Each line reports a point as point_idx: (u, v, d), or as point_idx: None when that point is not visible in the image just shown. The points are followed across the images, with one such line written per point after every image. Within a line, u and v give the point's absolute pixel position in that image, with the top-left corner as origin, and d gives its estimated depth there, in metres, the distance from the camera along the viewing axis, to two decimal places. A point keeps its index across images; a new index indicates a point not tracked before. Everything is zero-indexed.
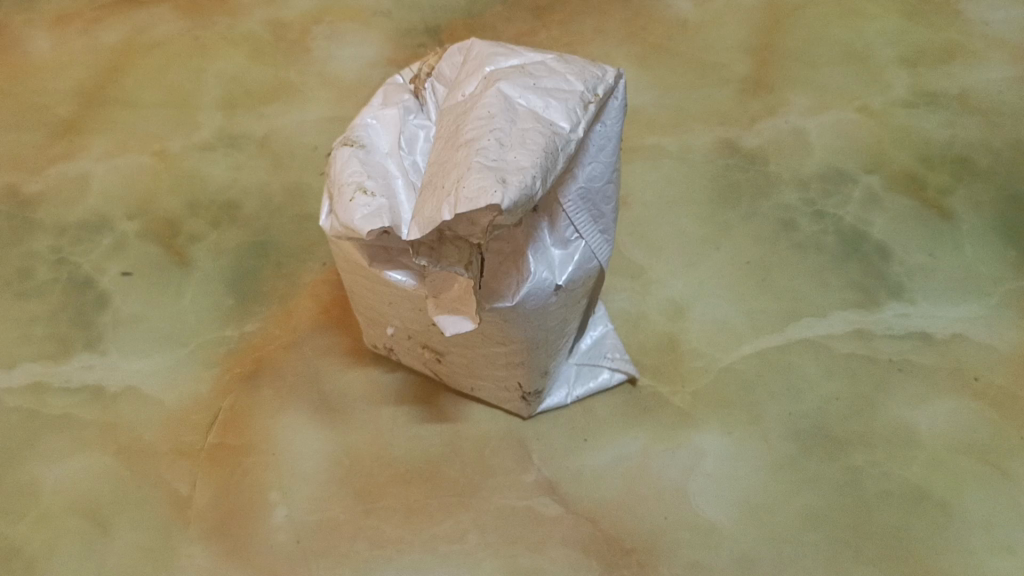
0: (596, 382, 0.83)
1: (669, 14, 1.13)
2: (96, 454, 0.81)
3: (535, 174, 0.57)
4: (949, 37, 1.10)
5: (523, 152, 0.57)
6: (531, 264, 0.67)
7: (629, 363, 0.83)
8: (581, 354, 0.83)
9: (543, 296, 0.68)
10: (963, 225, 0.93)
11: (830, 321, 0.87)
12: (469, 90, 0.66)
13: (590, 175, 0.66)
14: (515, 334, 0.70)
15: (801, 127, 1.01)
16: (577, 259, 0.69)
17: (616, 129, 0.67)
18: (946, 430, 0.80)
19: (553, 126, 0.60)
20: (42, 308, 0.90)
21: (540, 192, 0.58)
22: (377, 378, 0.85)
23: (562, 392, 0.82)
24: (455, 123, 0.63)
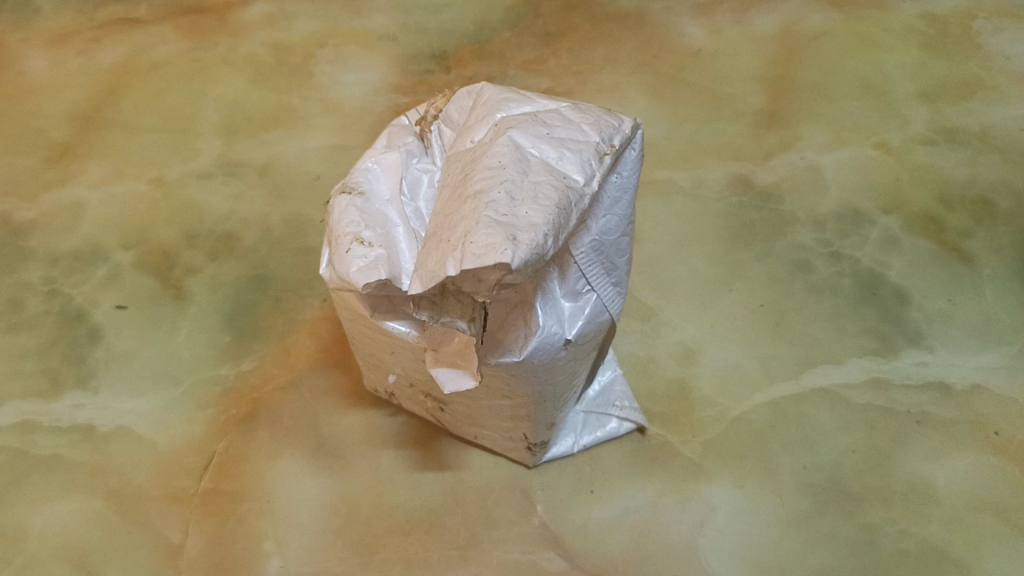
0: (604, 430, 0.80)
1: (682, 43, 1.10)
2: (85, 498, 0.78)
3: (547, 232, 0.53)
4: (969, 71, 1.07)
5: (534, 208, 0.54)
6: (540, 317, 0.64)
7: (638, 412, 0.80)
8: (589, 402, 0.80)
9: (552, 351, 0.65)
10: (983, 270, 0.91)
11: (846, 369, 0.84)
12: (477, 136, 0.63)
13: (604, 228, 0.65)
14: (522, 387, 0.67)
15: (817, 163, 0.99)
16: (588, 312, 0.66)
17: (633, 180, 0.65)
18: (966, 487, 0.77)
19: (566, 179, 0.57)
20: (32, 342, 0.87)
21: (551, 249, 0.54)
22: (378, 422, 0.82)
23: (568, 441, 0.79)
24: (461, 171, 0.60)
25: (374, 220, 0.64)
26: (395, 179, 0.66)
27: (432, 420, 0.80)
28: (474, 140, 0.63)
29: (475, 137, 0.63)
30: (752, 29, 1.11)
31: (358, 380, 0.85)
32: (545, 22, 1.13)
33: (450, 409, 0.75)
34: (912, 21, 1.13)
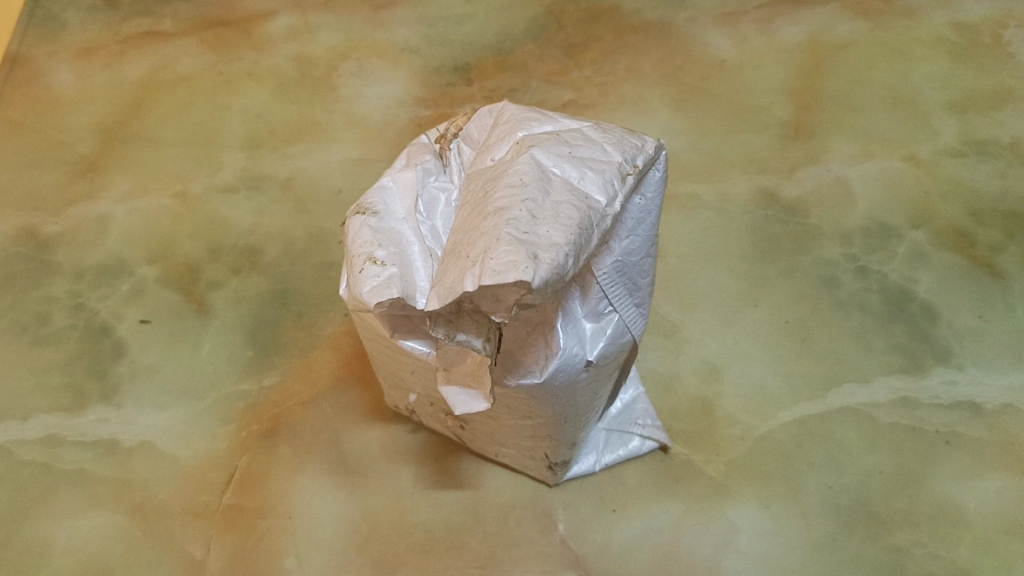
0: (627, 449, 0.79)
1: (706, 54, 1.09)
2: (108, 513, 0.78)
3: (568, 252, 0.52)
4: (1000, 81, 1.05)
5: (555, 227, 0.53)
6: (562, 336, 0.63)
7: (661, 431, 0.80)
8: (610, 420, 0.80)
9: (573, 372, 0.64)
10: (1014, 286, 0.89)
11: (873, 389, 0.83)
12: (497, 154, 0.63)
13: (627, 248, 0.64)
14: (543, 407, 0.67)
15: (843, 176, 0.97)
16: (609, 333, 0.65)
17: (656, 202, 0.65)
18: (996, 510, 0.76)
19: (589, 199, 0.56)
20: (58, 356, 0.88)
21: (572, 269, 0.53)
22: (399, 437, 0.82)
23: (589, 459, 0.78)
24: (481, 188, 0.59)
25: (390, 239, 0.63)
26: (412, 197, 0.66)
27: (453, 438, 0.80)
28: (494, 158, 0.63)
29: (495, 156, 0.62)
30: (777, 39, 1.10)
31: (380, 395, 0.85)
32: (568, 33, 1.12)
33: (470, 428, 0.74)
34: (942, 30, 1.11)
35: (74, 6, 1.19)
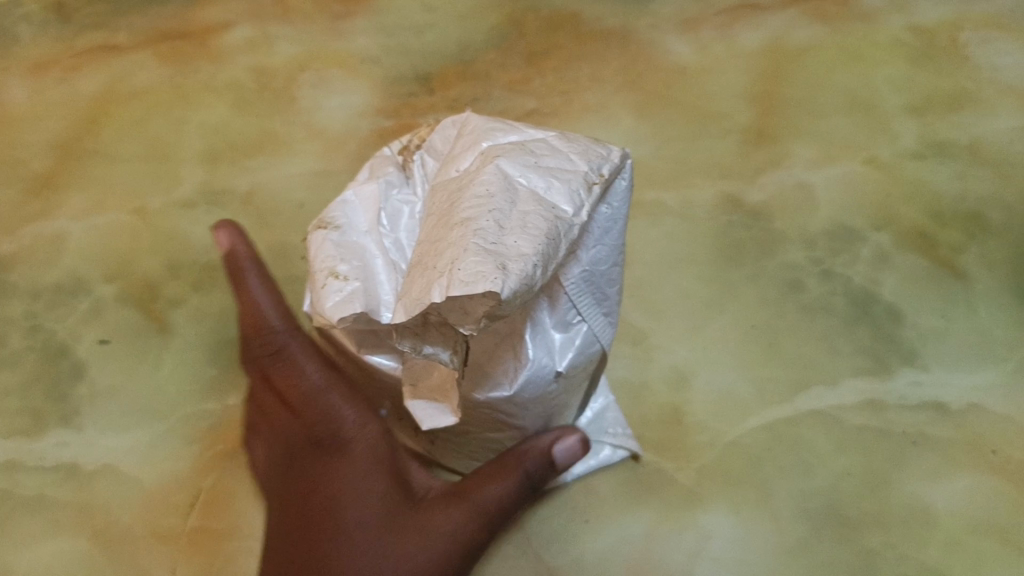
0: (600, 458, 0.79)
1: (669, 61, 1.09)
2: (71, 539, 0.78)
3: (537, 262, 0.52)
4: (957, 83, 1.06)
5: (523, 236, 0.53)
6: (528, 356, 0.63)
7: (632, 439, 0.80)
8: (581, 430, 0.80)
9: (542, 383, 0.65)
10: (976, 286, 0.90)
11: (841, 392, 0.83)
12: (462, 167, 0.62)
13: (595, 258, 0.63)
14: (509, 422, 0.67)
15: (806, 180, 0.98)
16: (578, 344, 0.65)
17: (623, 211, 0.63)
18: (962, 510, 0.77)
19: (555, 209, 0.56)
20: (14, 379, 0.86)
21: (540, 279, 0.53)
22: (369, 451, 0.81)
23: (561, 469, 0.78)
24: (446, 200, 0.59)
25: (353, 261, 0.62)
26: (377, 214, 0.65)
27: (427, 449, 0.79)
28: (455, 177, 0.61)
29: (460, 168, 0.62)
30: (738, 44, 1.09)
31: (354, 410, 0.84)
32: (530, 40, 1.11)
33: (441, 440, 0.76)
34: (900, 33, 1.11)
35: (25, 19, 1.14)
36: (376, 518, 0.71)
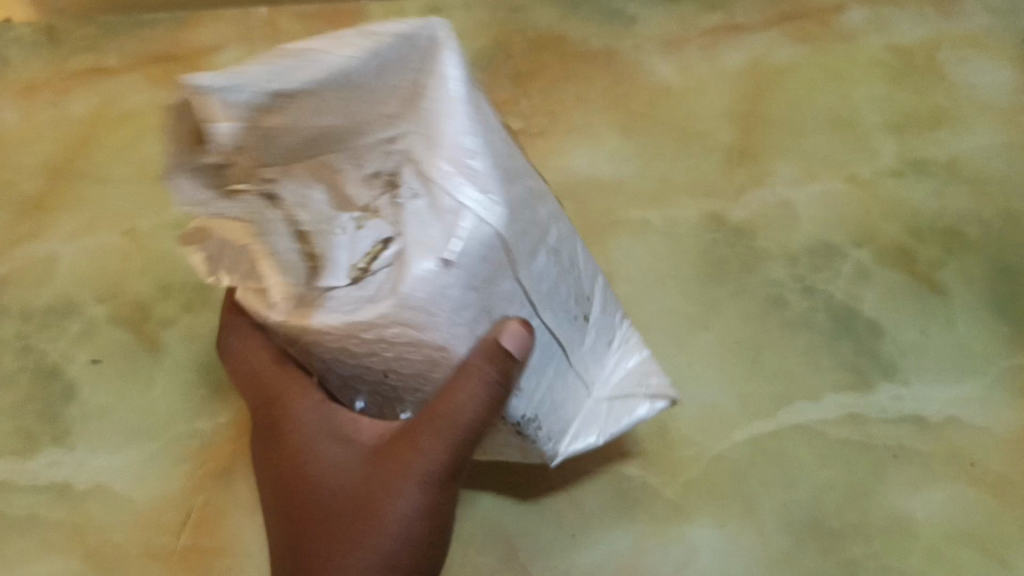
0: (637, 414, 0.72)
1: (653, 80, 1.10)
2: (64, 558, 0.78)
3: (302, 79, 0.61)
4: (936, 102, 1.08)
5: (291, 62, 0.61)
6: (452, 225, 0.57)
7: (667, 389, 0.73)
8: (611, 389, 0.73)
9: (428, 279, 0.57)
10: (955, 300, 0.92)
11: (824, 406, 0.85)
12: (392, 90, 0.62)
13: (462, 143, 0.59)
14: (467, 334, 0.60)
15: (787, 199, 0.99)
16: (463, 228, 0.56)
17: (461, 90, 0.60)
18: (942, 521, 0.79)
19: (316, 56, 0.61)
20: (7, 400, 0.87)
21: (300, 89, 0.62)
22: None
23: (590, 434, 0.71)
24: (301, 94, 0.62)
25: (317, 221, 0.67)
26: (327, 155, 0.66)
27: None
28: (399, 99, 0.62)
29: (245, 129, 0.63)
30: (720, 64, 1.11)
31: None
32: (516, 61, 1.13)
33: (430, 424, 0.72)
34: (878, 52, 1.13)
35: (17, 42, 1.15)
36: None
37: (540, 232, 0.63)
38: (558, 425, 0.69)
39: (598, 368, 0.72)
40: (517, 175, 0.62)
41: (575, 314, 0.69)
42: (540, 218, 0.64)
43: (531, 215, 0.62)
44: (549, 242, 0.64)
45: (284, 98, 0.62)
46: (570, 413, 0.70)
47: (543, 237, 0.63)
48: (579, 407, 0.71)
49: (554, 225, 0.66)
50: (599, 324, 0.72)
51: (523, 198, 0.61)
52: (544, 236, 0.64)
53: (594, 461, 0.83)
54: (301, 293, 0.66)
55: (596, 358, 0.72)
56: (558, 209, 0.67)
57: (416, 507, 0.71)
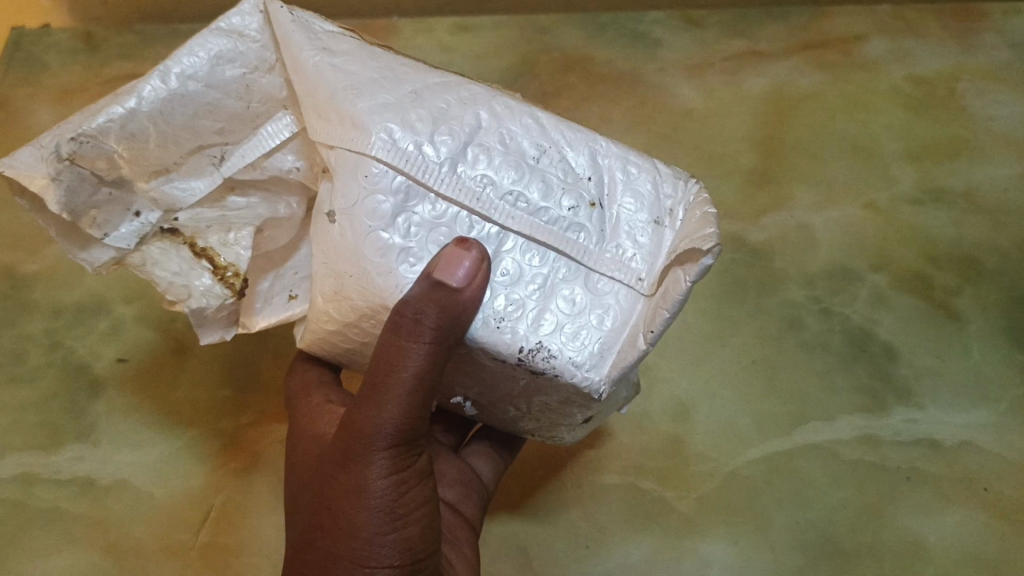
0: (680, 288, 0.58)
1: (675, 103, 1.12)
2: (84, 551, 0.80)
3: (166, 107, 0.66)
4: (955, 132, 1.10)
5: (177, 104, 0.66)
6: (355, 168, 0.59)
7: (710, 237, 0.58)
8: (653, 273, 0.61)
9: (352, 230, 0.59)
10: (971, 327, 0.92)
11: (838, 427, 0.86)
12: (274, 80, 0.67)
13: (356, 89, 0.61)
14: (377, 273, 0.59)
15: (806, 222, 1.01)
16: (360, 173, 0.59)
17: (202, 69, 0.66)
18: (955, 545, 0.80)
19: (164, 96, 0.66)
20: (34, 394, 0.88)
21: (177, 111, 0.66)
22: (451, 454, 0.82)
23: (635, 340, 0.59)
24: (180, 111, 0.66)
25: (120, 202, 0.66)
26: (128, 166, 0.67)
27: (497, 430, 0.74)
28: (245, 72, 0.67)
29: (179, 168, 0.69)
30: (742, 89, 1.13)
31: (467, 432, 0.87)
32: (541, 81, 1.15)
33: (475, 400, 0.67)
34: (898, 82, 1.14)
35: (55, 48, 1.18)
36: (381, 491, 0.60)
37: (461, 133, 0.61)
38: (582, 343, 0.59)
39: (632, 257, 0.62)
40: (416, 90, 0.62)
41: (587, 201, 0.62)
42: (460, 118, 0.61)
43: (446, 118, 0.61)
44: (489, 141, 0.62)
45: (177, 129, 0.67)
46: (604, 324, 0.60)
47: (475, 137, 0.61)
48: (617, 311, 0.60)
49: (493, 124, 0.62)
50: (623, 205, 0.63)
51: (425, 110, 0.61)
52: (477, 136, 0.61)
53: (609, 473, 0.84)
54: (222, 313, 0.69)
55: (631, 244, 0.62)
56: (502, 107, 0.63)
57: (393, 472, 0.61)
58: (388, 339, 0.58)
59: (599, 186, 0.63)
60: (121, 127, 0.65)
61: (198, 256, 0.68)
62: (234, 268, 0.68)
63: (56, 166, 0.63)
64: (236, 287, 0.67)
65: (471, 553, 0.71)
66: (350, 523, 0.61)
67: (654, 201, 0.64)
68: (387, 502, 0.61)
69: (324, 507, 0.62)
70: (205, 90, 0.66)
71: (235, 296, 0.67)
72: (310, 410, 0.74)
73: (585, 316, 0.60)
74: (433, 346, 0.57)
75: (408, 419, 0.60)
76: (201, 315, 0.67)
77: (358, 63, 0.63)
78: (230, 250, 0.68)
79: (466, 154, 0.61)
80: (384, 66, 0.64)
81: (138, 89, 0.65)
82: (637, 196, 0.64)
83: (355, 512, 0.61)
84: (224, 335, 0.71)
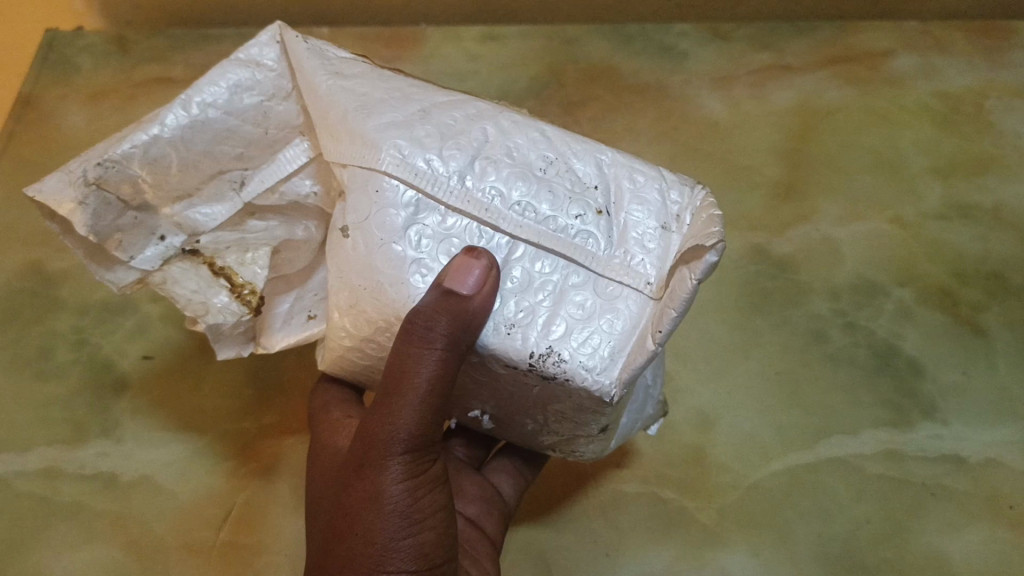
0: (689, 288, 0.57)
1: (701, 115, 1.12)
2: (106, 547, 0.80)
3: (188, 135, 0.68)
4: (982, 148, 1.09)
5: (197, 132, 0.68)
6: (366, 183, 0.60)
7: (717, 233, 0.56)
8: (661, 276, 0.60)
9: (363, 243, 0.60)
10: (997, 344, 0.92)
11: (862, 441, 0.86)
12: (290, 107, 0.69)
13: (366, 106, 0.63)
14: (389, 284, 0.59)
15: (832, 236, 1.00)
16: (369, 185, 0.60)
17: (222, 96, 0.68)
18: (980, 562, 0.79)
19: (185, 123, 0.67)
20: (59, 390, 0.89)
21: (198, 138, 0.68)
22: (473, 472, 0.82)
23: (646, 343, 0.58)
24: (199, 137, 0.68)
25: (145, 226, 0.69)
26: (151, 192, 0.69)
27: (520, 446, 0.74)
28: (262, 99, 0.68)
29: (201, 193, 0.71)
30: (769, 103, 1.13)
31: (490, 449, 0.86)
32: (568, 91, 1.15)
33: (493, 414, 0.67)
34: (925, 98, 1.14)
35: (87, 50, 1.19)
36: (397, 495, 0.60)
37: (470, 146, 0.62)
38: (593, 348, 0.58)
39: (640, 261, 0.61)
40: (424, 109, 0.64)
41: (593, 207, 0.62)
42: (468, 133, 0.62)
43: (453, 133, 0.62)
44: (496, 153, 0.62)
45: (199, 154, 0.69)
46: (615, 329, 0.59)
47: (482, 150, 0.62)
48: (628, 316, 0.59)
49: (499, 137, 0.63)
50: (631, 212, 0.62)
51: (433, 127, 0.62)
52: (484, 149, 0.62)
53: (630, 483, 0.84)
54: (240, 330, 0.68)
55: (639, 250, 0.61)
56: (509, 121, 0.64)
57: (406, 477, 0.60)
58: (401, 347, 0.58)
59: (607, 194, 0.63)
60: (144, 153, 0.67)
61: (216, 274, 0.68)
62: (251, 286, 0.68)
63: (82, 190, 0.65)
64: (252, 303, 0.67)
65: (490, 569, 0.71)
66: (368, 531, 0.60)
67: (662, 206, 0.63)
68: (402, 506, 0.60)
69: (341, 514, 0.61)
70: (223, 116, 0.68)
71: (252, 313, 0.67)
72: (329, 427, 0.75)
73: (596, 321, 0.59)
74: (446, 352, 0.57)
75: (421, 425, 0.60)
76: (217, 332, 0.67)
77: (368, 86, 0.65)
78: (247, 270, 0.68)
79: (473, 166, 0.61)
80: (393, 88, 0.65)
81: (160, 117, 0.67)
82: (644, 202, 0.63)
83: (372, 519, 0.60)
84: (239, 352, 0.70)
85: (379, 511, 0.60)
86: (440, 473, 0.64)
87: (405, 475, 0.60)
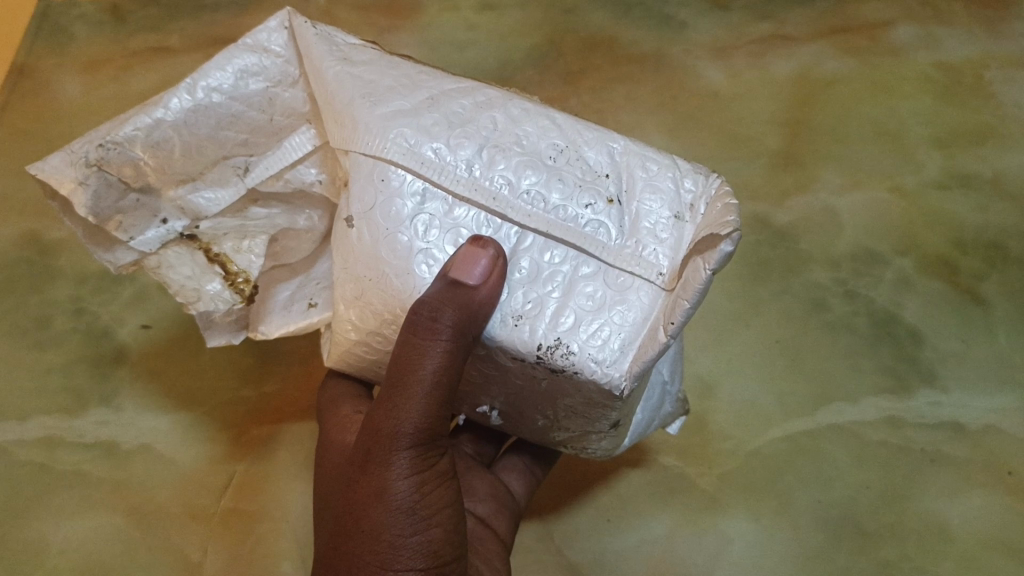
0: (702, 278, 0.56)
1: (702, 84, 1.12)
2: (107, 514, 0.80)
3: (190, 119, 0.67)
4: (983, 119, 1.09)
5: (199, 116, 0.67)
6: (371, 173, 0.60)
7: (732, 223, 0.56)
8: (672, 266, 0.60)
9: (368, 233, 0.60)
10: (996, 313, 0.92)
11: (861, 408, 0.86)
12: (297, 94, 0.68)
13: (372, 94, 0.62)
14: (396, 274, 0.59)
15: (833, 205, 1.00)
16: (373, 174, 0.60)
17: (226, 79, 0.67)
18: (979, 527, 0.79)
19: (187, 107, 0.66)
20: (58, 358, 0.88)
21: (201, 122, 0.67)
22: (483, 470, 0.81)
23: (657, 335, 0.58)
24: (202, 121, 0.67)
25: (147, 208, 0.68)
26: (154, 175, 0.68)
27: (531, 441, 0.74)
28: (269, 85, 0.67)
29: (205, 177, 0.70)
30: (769, 73, 1.12)
31: (500, 446, 0.86)
32: (568, 60, 1.14)
33: (502, 410, 0.67)
34: (926, 69, 1.14)
35: (82, 19, 1.17)
36: (403, 492, 0.59)
37: (479, 136, 0.61)
38: (602, 340, 0.58)
39: (652, 252, 0.60)
40: (432, 97, 0.63)
41: (606, 197, 0.62)
42: (476, 122, 0.62)
43: (461, 121, 0.61)
44: (505, 142, 0.62)
45: (201, 138, 0.68)
46: (625, 321, 0.59)
47: (490, 139, 0.61)
48: (638, 308, 0.59)
49: (508, 126, 0.62)
50: (644, 201, 0.62)
51: (440, 114, 0.62)
52: (493, 137, 0.62)
53: (631, 451, 0.84)
54: (231, 319, 0.72)
55: (652, 240, 0.61)
56: (519, 110, 0.63)
57: (412, 471, 0.60)
58: (405, 338, 0.57)
59: (618, 183, 0.63)
60: (146, 136, 0.66)
61: (212, 260, 0.69)
62: (245, 274, 0.69)
63: (84, 171, 0.64)
64: (245, 293, 0.68)
65: (502, 566, 0.70)
66: (374, 528, 0.59)
67: (675, 195, 0.62)
68: (408, 503, 0.59)
69: (347, 512, 0.60)
70: (228, 101, 0.67)
71: (244, 301, 0.69)
72: (337, 420, 0.74)
73: (607, 312, 0.59)
74: (451, 343, 0.56)
75: (426, 419, 0.59)
76: (209, 318, 0.70)
77: (377, 72, 0.64)
78: (242, 257, 0.69)
79: (482, 155, 0.61)
80: (402, 75, 0.65)
81: (164, 100, 0.66)
82: (657, 192, 0.62)
83: (378, 516, 0.59)
84: (231, 339, 0.73)
85: (386, 509, 0.59)
86: (448, 470, 0.63)
87: (411, 470, 0.60)
